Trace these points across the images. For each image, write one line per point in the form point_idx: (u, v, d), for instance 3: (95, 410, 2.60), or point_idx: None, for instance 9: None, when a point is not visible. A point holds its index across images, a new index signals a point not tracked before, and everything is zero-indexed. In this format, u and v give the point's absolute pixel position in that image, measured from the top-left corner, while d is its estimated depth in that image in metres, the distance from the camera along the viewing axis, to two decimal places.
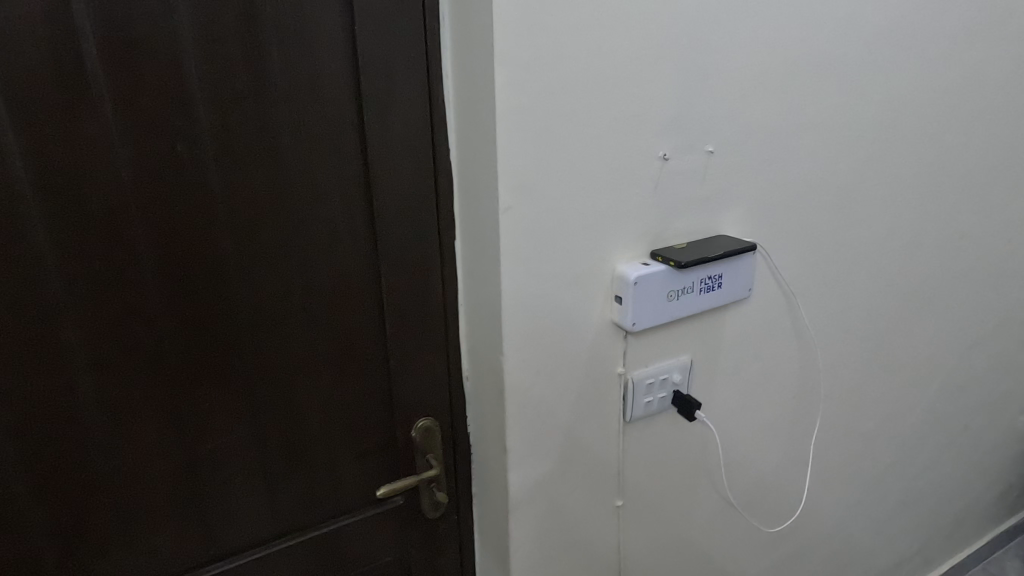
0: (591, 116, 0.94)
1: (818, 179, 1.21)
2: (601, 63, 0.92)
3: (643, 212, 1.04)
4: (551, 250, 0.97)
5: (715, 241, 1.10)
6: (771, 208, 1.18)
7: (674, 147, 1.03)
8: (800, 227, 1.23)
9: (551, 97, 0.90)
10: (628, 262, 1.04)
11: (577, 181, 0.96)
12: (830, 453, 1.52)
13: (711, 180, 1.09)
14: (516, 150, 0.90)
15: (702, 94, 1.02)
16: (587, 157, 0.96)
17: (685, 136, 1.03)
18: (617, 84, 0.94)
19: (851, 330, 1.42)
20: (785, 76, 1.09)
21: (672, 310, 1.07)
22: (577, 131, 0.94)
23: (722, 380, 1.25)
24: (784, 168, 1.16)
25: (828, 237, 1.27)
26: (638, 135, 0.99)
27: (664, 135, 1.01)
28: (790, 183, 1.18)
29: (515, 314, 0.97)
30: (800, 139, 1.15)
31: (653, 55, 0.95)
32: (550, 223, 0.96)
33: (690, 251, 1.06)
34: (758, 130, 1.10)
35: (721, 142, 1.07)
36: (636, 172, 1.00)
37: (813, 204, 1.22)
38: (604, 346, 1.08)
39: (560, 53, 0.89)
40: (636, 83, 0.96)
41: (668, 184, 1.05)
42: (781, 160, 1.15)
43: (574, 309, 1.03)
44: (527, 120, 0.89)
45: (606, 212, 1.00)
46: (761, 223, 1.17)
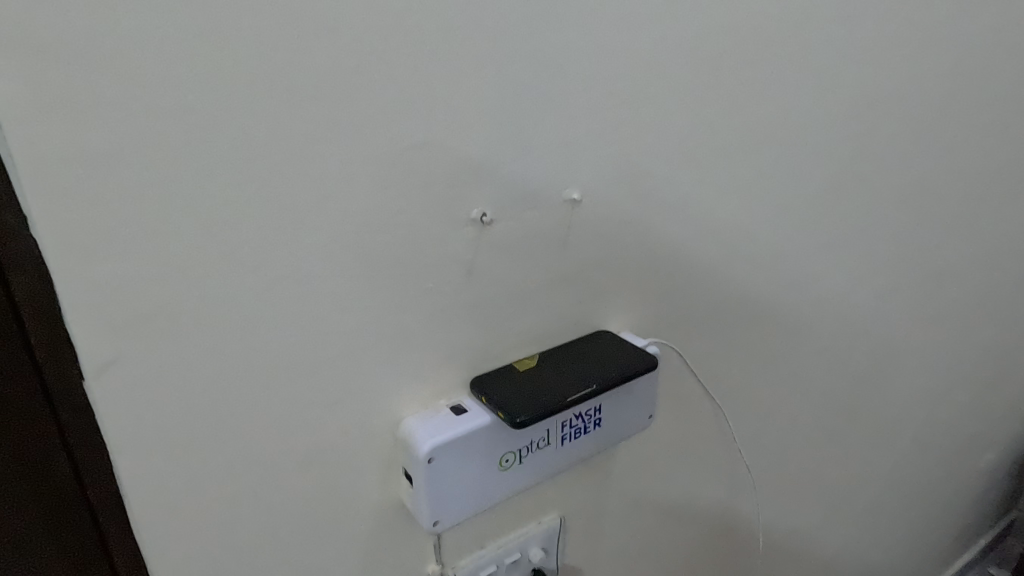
0: (302, 158, 0.44)
1: (761, 222, 0.76)
2: (306, 44, 0.42)
3: (448, 317, 0.56)
4: (250, 414, 0.49)
5: (592, 350, 0.63)
6: (688, 274, 0.72)
7: (501, 199, 0.54)
8: (729, 295, 0.78)
9: (184, 126, 0.40)
10: (423, 414, 0.57)
11: (290, 290, 0.47)
12: (763, 562, 1.14)
13: (579, 249, 0.61)
14: (105, 249, 0.40)
15: (553, 100, 0.53)
16: (304, 241, 0.46)
17: (522, 179, 0.55)
18: (355, 90, 0.44)
19: (796, 413, 1.01)
20: (709, 60, 0.61)
21: (514, 480, 0.61)
22: (270, 193, 0.44)
23: (613, 531, 0.81)
24: (712, 214, 0.69)
25: (769, 303, 0.84)
26: (420, 186, 0.50)
27: (479, 180, 0.53)
28: (717, 236, 0.72)
29: (178, 545, 0.50)
30: (736, 164, 0.69)
31: (436, 25, 0.46)
32: (238, 371, 0.47)
33: (543, 385, 0.59)
34: (664, 157, 0.62)
35: (595, 182, 0.59)
36: (422, 254, 0.52)
37: (750, 261, 0.77)
38: (392, 544, 0.62)
39: (189, 24, 0.38)
40: (404, 83, 0.46)
41: (496, 263, 0.57)
42: (706, 201, 0.68)
43: (322, 505, 0.56)
44: (126, 183, 0.39)
45: (365, 334, 0.52)
46: (666, 302, 0.72)
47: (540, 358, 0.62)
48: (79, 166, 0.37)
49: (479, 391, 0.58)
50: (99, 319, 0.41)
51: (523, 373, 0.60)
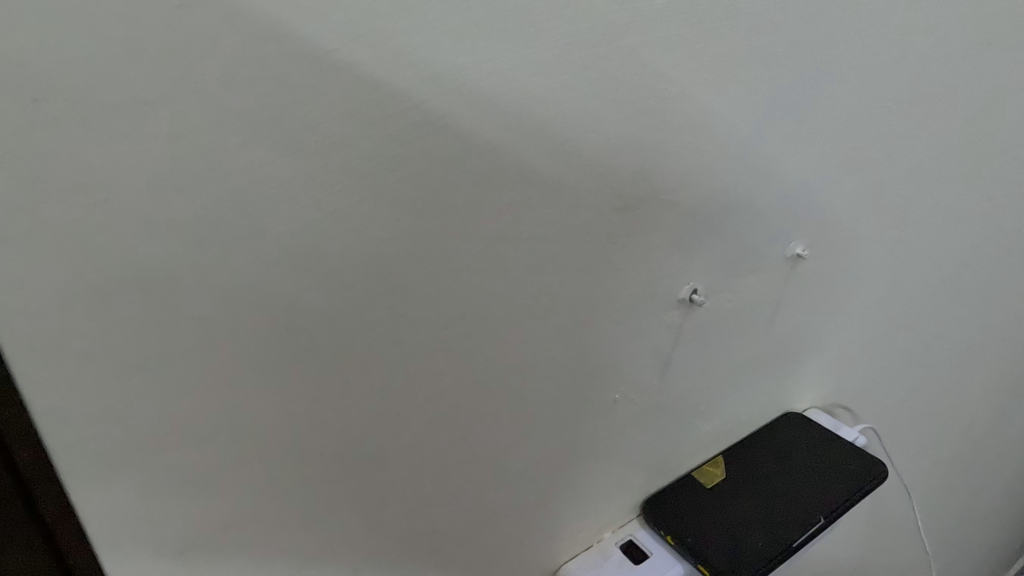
0: (481, 249, 0.27)
1: (981, 271, 0.59)
2: (514, 73, 0.24)
3: (632, 432, 0.40)
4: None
5: (796, 452, 0.47)
6: (891, 337, 0.56)
7: (718, 270, 0.38)
8: (928, 358, 0.62)
9: (313, 225, 0.22)
10: (587, 562, 0.42)
11: (441, 433, 0.31)
12: None
13: (785, 319, 0.45)
14: (179, 427, 0.23)
15: (807, 130, 0.36)
16: (467, 364, 0.30)
17: (746, 239, 0.38)
18: (571, 141, 0.27)
19: (967, 488, 0.83)
20: (983, 72, 0.43)
21: None
22: (431, 306, 0.27)
23: None
24: (931, 262, 0.53)
25: (965, 363, 0.67)
26: (627, 268, 0.33)
27: (698, 250, 0.36)
28: (930, 291, 0.55)
29: None
30: (973, 204, 0.52)
31: (697, 30, 0.28)
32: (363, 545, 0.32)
33: (746, 513, 0.43)
34: (901, 194, 0.45)
35: (823, 235, 0.42)
36: (612, 354, 0.36)
37: (957, 314, 0.60)
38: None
39: (335, 52, 0.20)
40: (638, 125, 0.28)
41: (695, 355, 0.40)
42: (930, 247, 0.52)
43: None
44: (215, 325, 0.22)
45: (528, 469, 0.36)
46: (859, 372, 0.56)
47: (723, 460, 0.46)
48: (139, 311, 0.21)
49: (663, 525, 0.42)
50: (170, 521, 0.25)
51: (713, 487, 0.44)
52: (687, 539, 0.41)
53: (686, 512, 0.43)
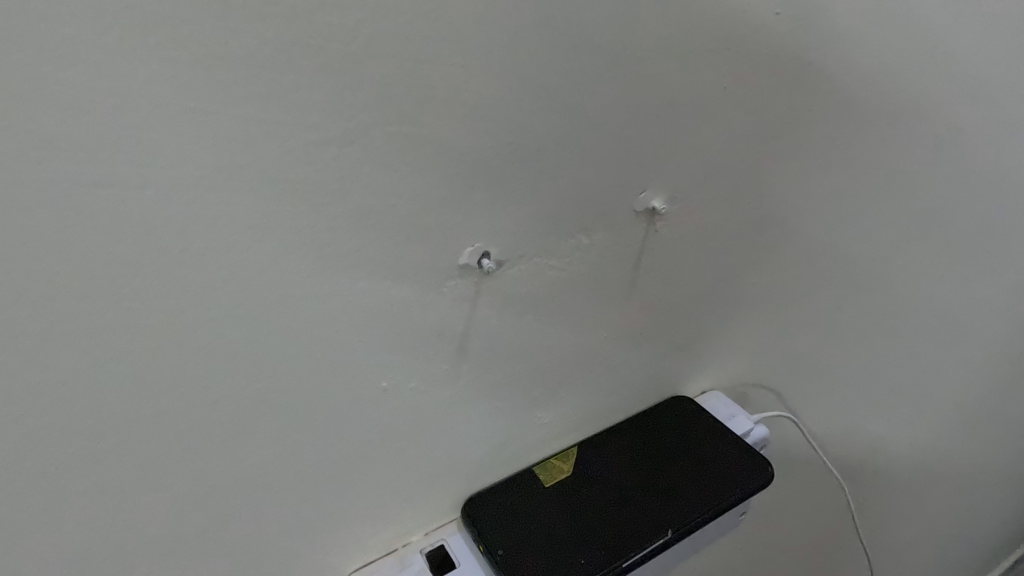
0: (70, 196, 0.19)
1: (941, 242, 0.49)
2: None
3: (432, 422, 0.33)
4: None
5: (666, 434, 0.40)
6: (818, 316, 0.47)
7: (525, 230, 0.29)
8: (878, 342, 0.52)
9: None
10: (378, 572, 0.34)
11: (102, 434, 0.24)
12: None
13: (650, 293, 0.37)
14: None
15: (640, 48, 0.27)
16: (120, 354, 0.22)
17: (566, 192, 0.29)
18: (203, 47, 0.19)
19: (949, 500, 0.72)
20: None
21: None
22: (11, 276, 0.19)
23: None
24: (864, 229, 0.44)
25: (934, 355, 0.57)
26: (368, 229, 0.25)
27: (489, 206, 0.27)
28: (869, 264, 0.46)
29: None
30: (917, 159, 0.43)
31: None
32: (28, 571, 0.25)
33: (589, 507, 0.36)
34: (805, 138, 0.37)
35: (691, 187, 0.34)
36: (373, 340, 0.28)
37: (917, 295, 0.51)
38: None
39: None
40: (317, 19, 0.20)
41: (514, 335, 0.32)
42: (858, 209, 0.43)
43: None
44: None
45: (269, 477, 0.29)
46: (774, 358, 0.47)
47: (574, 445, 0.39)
48: None
49: (481, 532, 0.35)
50: None
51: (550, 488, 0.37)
52: (498, 552, 0.34)
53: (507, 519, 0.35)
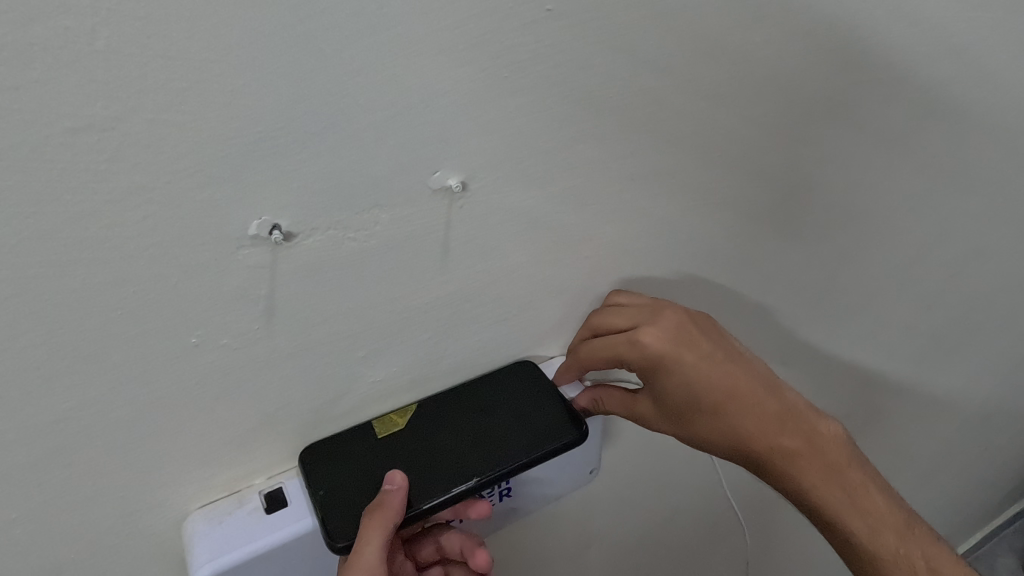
0: None
1: (769, 211, 0.53)
2: None
3: (253, 381, 0.36)
4: None
5: (501, 396, 0.45)
6: (648, 275, 0.51)
7: (313, 205, 0.33)
8: (714, 298, 0.57)
9: None
10: (217, 511, 0.38)
11: None
12: None
13: (467, 265, 0.40)
14: None
15: (397, 40, 0.30)
16: None
17: (351, 171, 0.33)
18: None
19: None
20: None
21: None
22: None
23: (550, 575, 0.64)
24: (686, 200, 0.48)
25: (776, 312, 0.63)
26: (139, 200, 0.29)
27: (267, 182, 0.31)
28: (694, 231, 0.50)
29: None
30: (734, 138, 0.46)
31: None
32: None
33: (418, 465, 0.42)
34: (608, 120, 0.40)
35: (491, 166, 0.37)
36: (172, 302, 0.32)
37: (745, 258, 0.56)
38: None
39: None
40: (48, 21, 0.23)
41: (322, 301, 0.36)
42: (677, 184, 0.46)
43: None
44: None
45: (91, 424, 0.33)
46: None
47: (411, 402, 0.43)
48: None
49: (318, 486, 0.39)
50: None
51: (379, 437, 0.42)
52: (319, 492, 0.40)
53: (333, 463, 0.40)
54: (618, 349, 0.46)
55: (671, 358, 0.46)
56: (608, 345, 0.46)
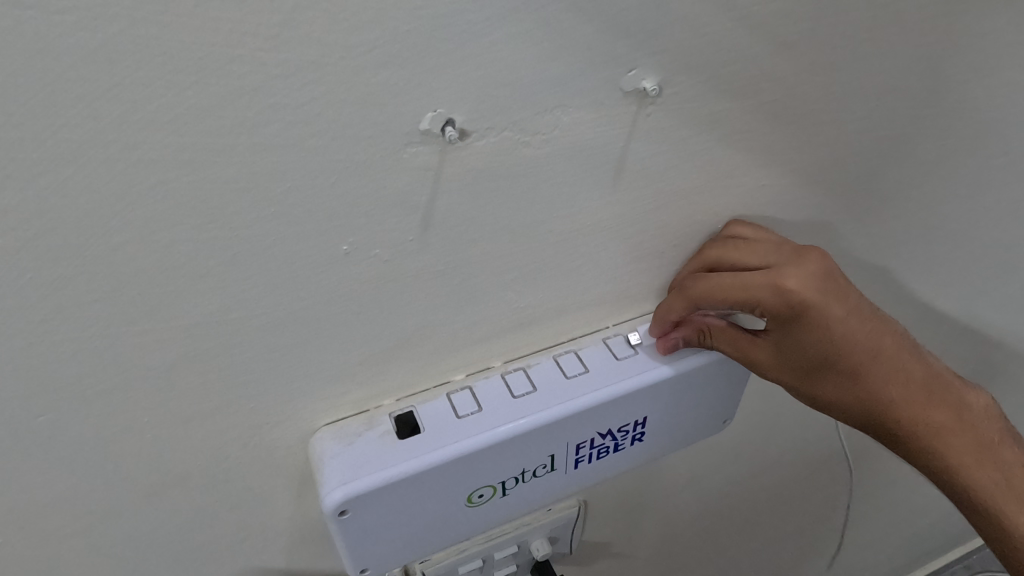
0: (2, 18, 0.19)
1: (964, 147, 0.45)
2: None
3: (400, 297, 0.33)
4: (61, 440, 0.30)
5: None
6: (821, 216, 0.44)
7: (492, 99, 0.28)
8: (882, 247, 0.50)
9: None
10: (346, 431, 0.36)
11: (74, 268, 0.25)
12: (840, 545, 0.93)
13: (639, 187, 0.35)
14: None
15: None
16: (81, 186, 0.23)
17: (538, 62, 0.27)
18: None
19: None
20: None
21: (484, 516, 0.41)
22: None
23: (648, 510, 0.63)
24: (882, 127, 0.41)
25: (939, 266, 0.55)
26: (306, 79, 0.24)
27: (447, 67, 0.26)
28: (879, 166, 0.43)
29: None
30: (953, 55, 0.38)
31: None
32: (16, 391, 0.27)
33: None
34: (825, 25, 0.33)
35: (690, 68, 0.31)
36: (329, 202, 0.27)
37: (924, 202, 0.48)
38: (321, 570, 0.45)
39: None
40: None
41: (483, 215, 0.31)
42: (881, 107, 0.39)
43: (207, 543, 0.38)
44: None
45: (232, 331, 0.30)
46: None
47: None
48: None
49: None
50: None
51: None
52: None
53: None
54: (812, 296, 0.37)
55: (888, 351, 0.40)
56: (808, 287, 0.37)
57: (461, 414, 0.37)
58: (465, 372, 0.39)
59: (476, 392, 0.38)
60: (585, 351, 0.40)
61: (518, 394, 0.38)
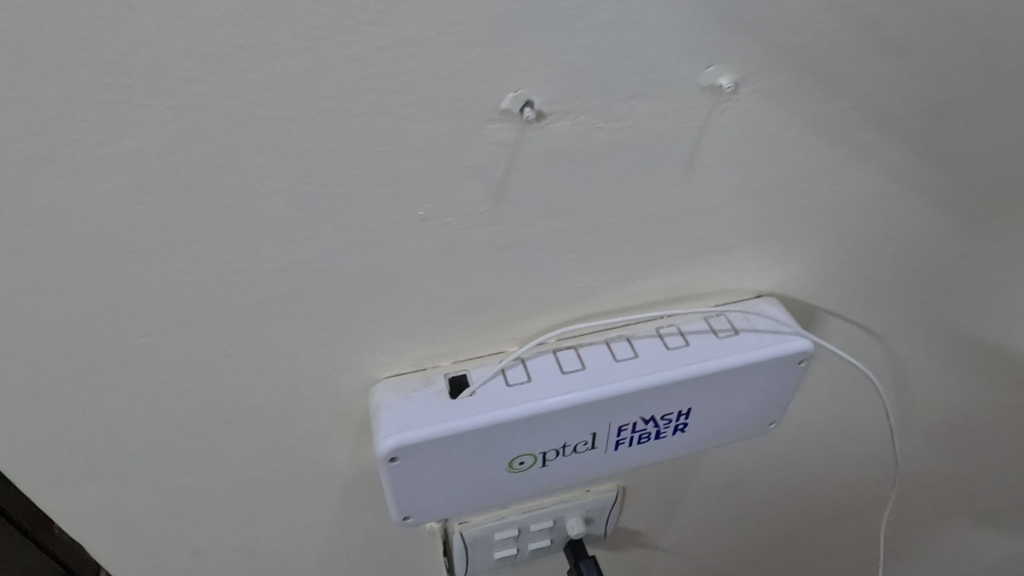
0: None
1: None
2: None
3: (467, 266, 0.35)
4: (163, 362, 0.34)
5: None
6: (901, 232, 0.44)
7: (571, 85, 0.29)
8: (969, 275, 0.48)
9: None
10: (405, 385, 0.38)
11: (187, 208, 0.28)
12: None
13: (708, 182, 0.36)
14: None
15: None
16: (202, 136, 0.26)
17: (617, 54, 0.29)
18: None
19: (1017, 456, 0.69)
20: None
21: (525, 483, 0.43)
22: (118, 51, 0.23)
23: (689, 508, 0.63)
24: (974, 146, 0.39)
25: None
26: (402, 52, 0.26)
27: (531, 50, 0.27)
28: (968, 189, 0.42)
29: (66, 491, 0.39)
30: None
31: None
32: (131, 314, 0.31)
33: None
34: (912, 35, 0.33)
35: (767, 68, 0.32)
36: (413, 169, 0.30)
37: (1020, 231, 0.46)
38: (371, 516, 0.48)
39: None
40: None
41: (553, 195, 0.33)
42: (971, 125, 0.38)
43: (272, 472, 0.42)
44: None
45: (314, 280, 0.33)
46: (841, 281, 0.45)
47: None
48: None
49: None
50: None
51: None
52: None
53: None
54: None
55: None
56: None
57: (512, 383, 0.39)
58: (518, 344, 0.41)
59: (527, 364, 0.40)
60: (639, 338, 0.41)
61: (566, 370, 0.39)
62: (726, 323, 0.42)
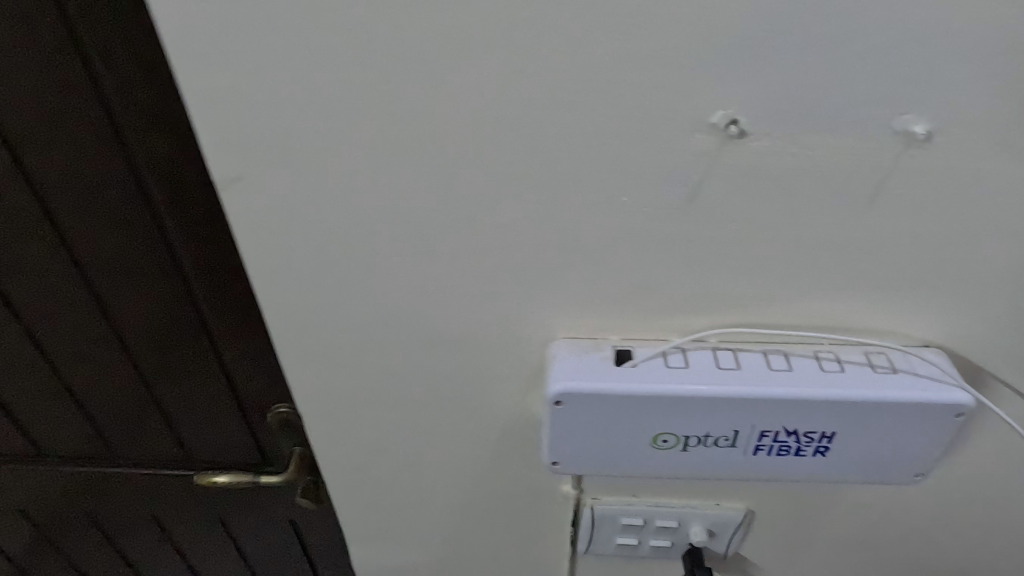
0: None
1: None
2: None
3: (654, 254, 0.41)
4: (406, 279, 0.44)
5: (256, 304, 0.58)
6: None
7: (774, 112, 0.35)
8: None
9: None
10: (578, 346, 0.46)
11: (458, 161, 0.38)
12: None
13: (888, 220, 0.39)
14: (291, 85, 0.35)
15: None
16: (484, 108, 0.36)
17: (820, 92, 0.34)
18: None
19: None
20: None
21: (663, 462, 0.47)
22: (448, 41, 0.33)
23: (818, 556, 0.63)
24: None
25: None
26: (641, 66, 0.34)
27: (746, 79, 0.34)
28: None
29: (307, 371, 0.51)
30: None
31: None
32: (397, 236, 0.42)
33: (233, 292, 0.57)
34: None
35: (964, 123, 0.35)
36: (628, 161, 0.37)
37: None
38: (522, 462, 0.56)
39: None
40: None
41: (741, 206, 0.38)
42: None
43: (455, 396, 0.51)
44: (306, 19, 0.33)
45: (530, 237, 0.41)
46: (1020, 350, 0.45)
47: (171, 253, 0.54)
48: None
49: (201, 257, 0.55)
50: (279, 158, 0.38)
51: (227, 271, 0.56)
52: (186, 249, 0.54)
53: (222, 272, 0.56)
54: None
55: None
56: None
57: (670, 366, 0.44)
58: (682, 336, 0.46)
59: (687, 354, 0.45)
60: (796, 356, 0.45)
61: (721, 366, 0.44)
62: (886, 361, 0.44)
